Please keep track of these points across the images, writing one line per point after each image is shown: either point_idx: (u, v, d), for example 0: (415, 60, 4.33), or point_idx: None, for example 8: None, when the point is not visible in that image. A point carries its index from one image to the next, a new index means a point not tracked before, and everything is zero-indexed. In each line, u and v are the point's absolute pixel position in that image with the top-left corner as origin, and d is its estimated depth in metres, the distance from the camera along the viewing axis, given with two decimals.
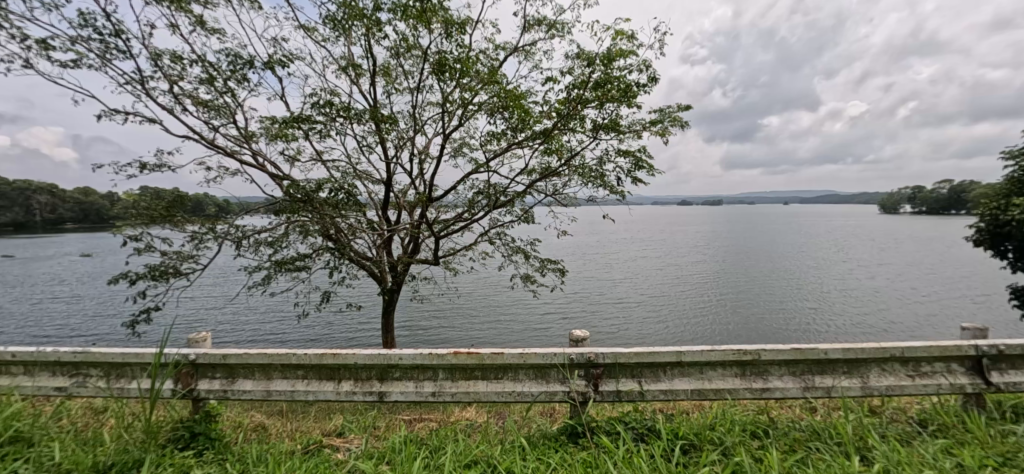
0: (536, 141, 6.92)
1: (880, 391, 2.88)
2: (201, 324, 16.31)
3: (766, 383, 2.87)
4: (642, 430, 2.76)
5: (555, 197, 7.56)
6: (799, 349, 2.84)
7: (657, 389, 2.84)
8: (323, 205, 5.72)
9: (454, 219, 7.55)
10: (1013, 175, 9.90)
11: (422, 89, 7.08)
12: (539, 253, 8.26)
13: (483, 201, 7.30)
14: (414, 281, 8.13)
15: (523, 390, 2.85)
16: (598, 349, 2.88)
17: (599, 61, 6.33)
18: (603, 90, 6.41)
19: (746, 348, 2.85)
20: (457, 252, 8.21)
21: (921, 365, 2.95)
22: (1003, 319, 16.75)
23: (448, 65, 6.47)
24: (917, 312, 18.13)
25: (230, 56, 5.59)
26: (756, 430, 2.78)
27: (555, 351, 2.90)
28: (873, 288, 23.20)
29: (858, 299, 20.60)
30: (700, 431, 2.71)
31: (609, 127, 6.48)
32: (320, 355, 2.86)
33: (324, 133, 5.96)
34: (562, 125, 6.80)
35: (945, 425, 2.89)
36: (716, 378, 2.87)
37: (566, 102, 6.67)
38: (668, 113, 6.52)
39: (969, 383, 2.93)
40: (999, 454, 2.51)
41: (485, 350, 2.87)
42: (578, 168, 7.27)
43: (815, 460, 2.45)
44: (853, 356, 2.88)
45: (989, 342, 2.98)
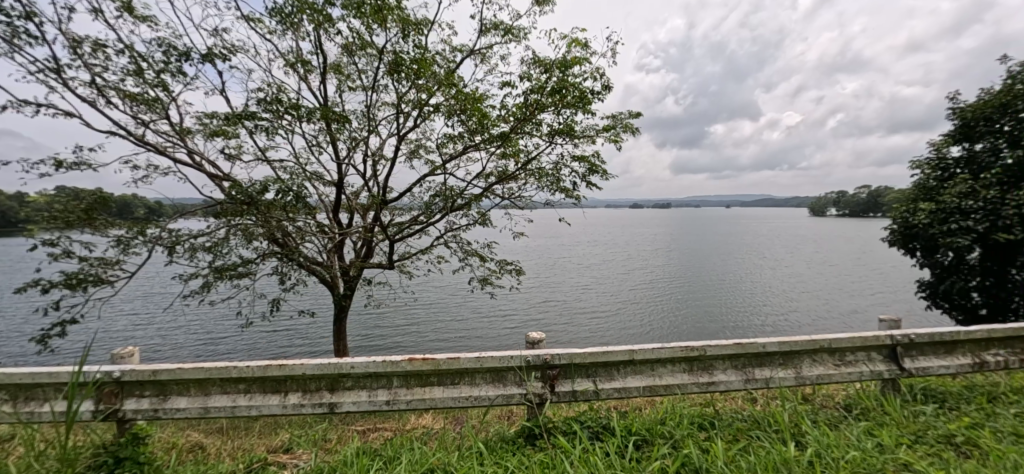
0: (493, 145, 6.99)
1: (811, 380, 3.11)
2: (132, 338, 15.02)
3: (712, 377, 3.02)
4: (597, 429, 2.81)
5: (512, 199, 7.64)
6: (740, 344, 3.02)
7: (611, 387, 2.92)
8: (269, 207, 5.47)
9: (410, 222, 7.44)
10: (919, 182, 11.10)
11: (377, 88, 6.92)
12: (496, 256, 8.26)
13: (440, 203, 7.27)
14: (368, 286, 7.92)
15: (480, 394, 2.83)
16: (554, 350, 2.90)
17: (556, 68, 6.50)
18: (559, 95, 6.56)
19: (693, 344, 2.99)
20: (413, 255, 8.04)
21: (846, 354, 3.23)
22: (913, 310, 18.67)
23: (404, 65, 6.39)
24: (843, 306, 19.82)
25: (163, 46, 5.19)
26: (703, 422, 2.91)
27: (512, 354, 2.89)
28: (806, 286, 25.10)
29: (793, 295, 22.21)
30: (652, 426, 2.80)
31: (564, 131, 6.66)
32: (264, 367, 2.70)
33: (269, 132, 5.68)
34: (519, 128, 6.91)
35: (866, 408, 3.15)
36: (666, 375, 2.99)
37: (523, 106, 6.79)
38: (621, 120, 6.81)
39: (885, 370, 3.23)
40: (911, 433, 2.78)
41: (441, 354, 2.82)
42: (535, 171, 7.38)
43: (756, 448, 2.58)
44: (788, 348, 3.10)
45: (903, 331, 3.31)
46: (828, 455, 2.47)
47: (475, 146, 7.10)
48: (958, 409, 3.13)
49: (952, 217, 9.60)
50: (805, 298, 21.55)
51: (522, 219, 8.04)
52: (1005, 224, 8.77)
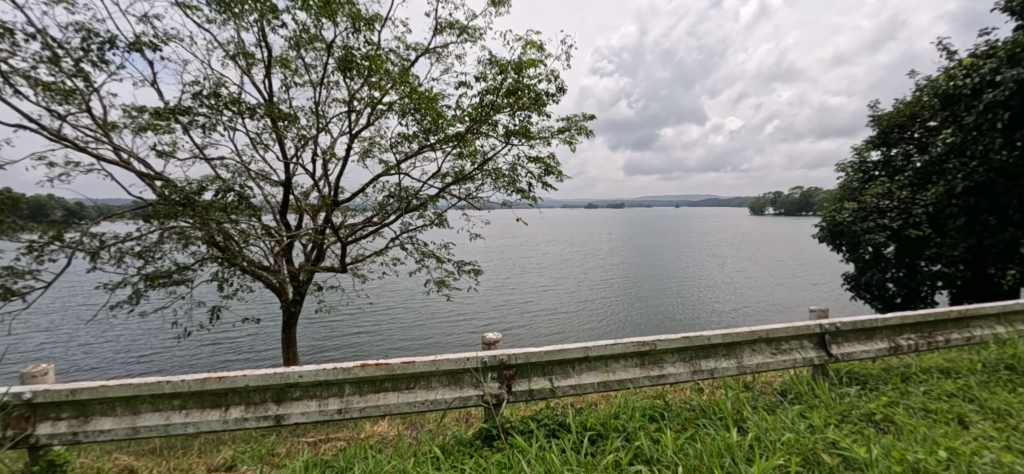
0: (449, 145, 6.93)
1: (751, 368, 3.31)
2: (47, 355, 13.58)
3: (661, 370, 3.15)
4: (553, 426, 2.84)
5: (468, 200, 7.61)
6: (687, 337, 3.17)
7: (566, 385, 2.96)
8: (207, 208, 5.15)
9: (363, 224, 7.23)
10: (844, 183, 12.12)
11: (326, 84, 6.67)
12: (453, 257, 8.20)
13: (395, 204, 7.12)
14: (319, 291, 7.62)
15: (436, 398, 2.79)
16: (509, 351, 2.91)
17: (511, 69, 6.54)
18: (515, 97, 6.60)
19: (644, 340, 3.11)
20: (367, 257, 7.82)
21: (781, 343, 3.47)
22: (840, 301, 20.34)
23: (355, 62, 6.21)
24: (780, 298, 21.27)
25: (81, 31, 4.73)
26: (654, 414, 3.02)
27: (468, 356, 2.87)
28: (748, 280, 26.71)
29: (736, 290, 23.57)
30: (606, 420, 2.87)
31: (520, 132, 6.71)
32: (201, 380, 2.53)
33: (207, 128, 5.33)
34: (475, 129, 6.88)
35: (799, 392, 3.40)
36: (619, 370, 3.09)
37: (479, 106, 6.79)
38: (575, 122, 6.96)
39: (816, 356, 3.50)
40: (838, 413, 3.03)
41: (395, 359, 2.75)
42: (491, 172, 7.39)
43: (702, 435, 2.71)
44: (731, 340, 3.29)
45: (829, 320, 3.60)
46: (766, 438, 2.63)
47: (430, 145, 7.02)
48: (876, 389, 3.44)
49: (871, 216, 10.56)
50: (747, 292, 22.94)
51: (478, 220, 8.01)
52: (915, 222, 9.75)
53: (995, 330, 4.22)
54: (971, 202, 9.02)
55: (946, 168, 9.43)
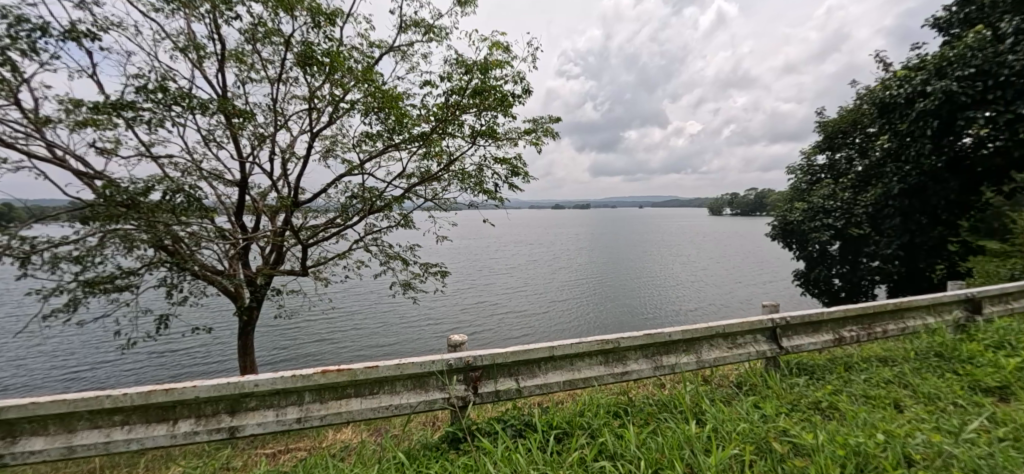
0: (414, 145, 6.85)
1: (709, 362, 3.45)
2: None
3: (625, 367, 3.23)
4: (520, 426, 2.86)
5: (434, 201, 7.54)
6: (649, 335, 3.26)
7: (532, 384, 2.98)
8: (154, 210, 4.87)
9: (325, 225, 7.04)
10: (794, 185, 12.82)
11: (285, 80, 6.44)
12: (419, 258, 8.10)
13: (358, 205, 6.97)
14: (278, 296, 7.33)
15: (401, 402, 2.74)
16: (475, 352, 2.89)
17: (477, 69, 6.53)
18: (481, 97, 6.59)
19: (607, 337, 3.17)
20: (329, 260, 7.60)
21: (736, 338, 3.63)
22: (792, 296, 21.47)
23: (316, 58, 6.03)
24: (738, 295, 22.24)
25: (9, 17, 4.36)
26: (618, 410, 3.09)
27: (433, 359, 2.84)
28: (708, 278, 27.76)
29: (697, 287, 24.47)
30: (572, 419, 2.91)
31: (487, 134, 6.71)
32: (146, 393, 2.38)
33: (153, 124, 5.02)
34: (441, 129, 6.82)
35: (753, 384, 3.56)
36: (584, 368, 3.14)
37: (445, 106, 6.75)
38: (541, 124, 7.02)
39: (768, 349, 3.68)
40: (789, 403, 3.20)
41: (357, 364, 2.68)
42: (458, 173, 7.36)
43: (663, 429, 2.80)
44: (690, 336, 3.41)
45: (780, 314, 3.79)
46: (723, 429, 2.74)
47: (395, 145, 6.91)
48: (823, 379, 3.66)
49: (818, 215, 11.23)
50: (707, 289, 23.86)
51: (445, 222, 7.93)
52: (857, 221, 10.43)
53: (925, 321, 4.57)
54: (905, 203, 9.75)
55: (884, 170, 10.13)
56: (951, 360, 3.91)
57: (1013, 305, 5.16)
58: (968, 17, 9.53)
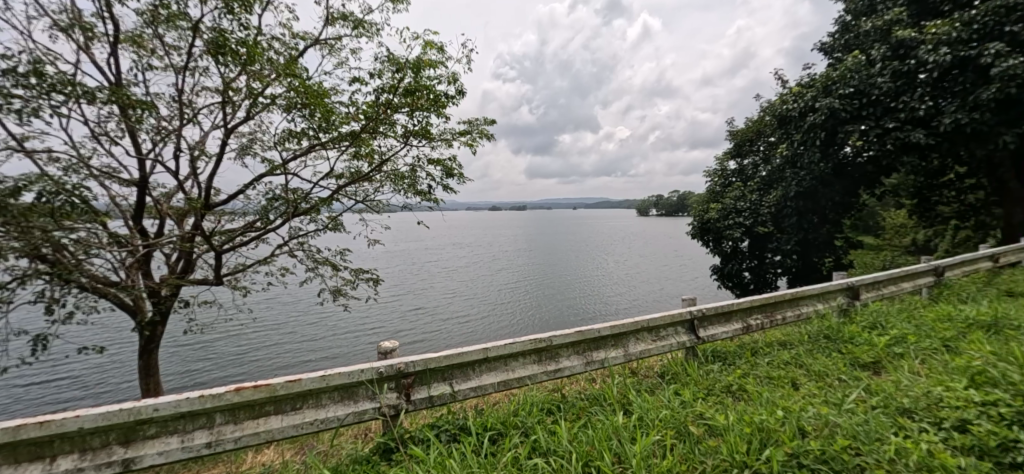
0: (343, 144, 6.56)
1: (635, 355, 3.64)
2: None
3: (558, 364, 3.32)
4: (454, 431, 2.83)
5: (366, 203, 7.26)
6: (580, 331, 3.38)
7: (467, 387, 2.96)
8: (28, 213, 4.21)
9: (243, 230, 6.51)
10: (710, 187, 13.93)
11: (193, 69, 5.86)
12: (350, 263, 7.75)
13: (281, 207, 6.53)
14: (188, 308, 6.65)
15: (327, 416, 2.60)
16: (407, 358, 2.82)
17: (409, 68, 6.39)
18: (413, 97, 6.45)
19: (540, 337, 3.24)
20: (249, 267, 7.04)
21: (659, 331, 3.87)
22: (709, 290, 23.32)
23: (229, 47, 5.56)
24: (663, 290, 23.74)
25: None
26: (551, 407, 3.16)
27: (362, 368, 2.72)
28: (636, 275, 29.35)
29: (627, 284, 25.77)
30: (506, 419, 2.93)
31: (420, 134, 6.58)
32: (16, 428, 2.05)
33: (26, 113, 4.33)
34: (372, 128, 6.59)
35: (675, 373, 3.81)
36: (518, 368, 3.18)
37: (375, 104, 6.52)
38: (476, 126, 7.03)
39: (687, 339, 3.97)
40: (705, 388, 3.46)
41: (277, 378, 2.50)
42: (391, 174, 7.13)
43: (594, 421, 2.91)
44: (618, 331, 3.58)
45: (697, 307, 4.10)
46: (647, 417, 2.91)
47: (322, 144, 6.57)
48: (734, 365, 4.01)
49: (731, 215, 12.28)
50: (636, 286, 25.21)
51: (377, 225, 7.65)
52: (762, 220, 11.57)
53: (816, 308, 5.17)
54: (801, 203, 10.98)
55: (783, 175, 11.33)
56: (837, 341, 4.47)
57: (883, 291, 6.01)
58: (846, 43, 10.97)
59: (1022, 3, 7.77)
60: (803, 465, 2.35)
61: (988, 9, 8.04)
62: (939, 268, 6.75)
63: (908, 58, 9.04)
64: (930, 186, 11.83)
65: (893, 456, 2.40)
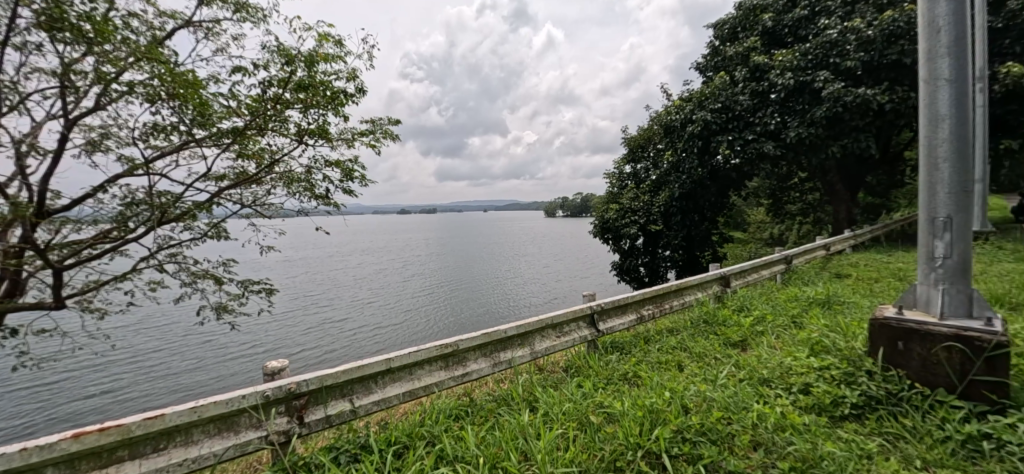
0: (224, 140, 5.87)
1: (541, 352, 3.75)
2: None
3: (465, 368, 3.29)
4: (355, 450, 2.65)
5: (254, 206, 6.56)
6: (486, 333, 3.40)
7: (368, 402, 2.80)
8: None
9: (95, 240, 5.51)
10: (609, 189, 14.94)
11: (19, 45, 4.81)
12: (237, 275, 6.97)
13: (146, 213, 5.65)
14: (17, 339, 5.44)
15: (202, 452, 2.27)
16: (299, 378, 2.58)
17: (302, 62, 5.91)
18: (307, 93, 5.97)
19: (447, 342, 3.19)
20: (104, 284, 5.98)
21: (563, 327, 4.03)
22: (612, 285, 25.03)
23: (70, 23, 4.65)
24: (571, 288, 24.96)
25: None
26: (459, 413, 3.12)
27: (244, 393, 2.43)
28: (546, 274, 30.48)
29: (537, 283, 26.63)
30: (412, 430, 2.82)
31: (316, 133, 6.11)
32: None
33: None
34: (259, 125, 5.98)
35: (578, 366, 4.01)
36: (425, 375, 3.09)
37: (263, 99, 5.92)
38: (379, 126, 6.74)
39: (589, 333, 4.20)
40: (605, 378, 3.69)
41: (134, 416, 2.13)
42: (283, 175, 6.53)
43: (502, 422, 2.93)
44: (524, 330, 3.66)
45: (596, 302, 4.35)
46: (553, 411, 3.01)
47: (198, 141, 5.80)
48: (630, 353, 4.33)
49: (628, 214, 13.30)
50: (545, 285, 26.16)
51: (270, 231, 6.95)
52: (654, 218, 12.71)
53: (698, 296, 5.81)
54: (685, 203, 12.27)
55: (669, 178, 12.58)
56: (714, 324, 5.05)
57: (748, 278, 6.96)
58: (716, 64, 12.52)
59: (841, 40, 9.52)
60: (687, 438, 2.60)
61: (818, 42, 9.76)
62: (788, 257, 7.97)
63: (763, 79, 10.59)
64: (782, 188, 14.00)
65: (756, 421, 2.76)
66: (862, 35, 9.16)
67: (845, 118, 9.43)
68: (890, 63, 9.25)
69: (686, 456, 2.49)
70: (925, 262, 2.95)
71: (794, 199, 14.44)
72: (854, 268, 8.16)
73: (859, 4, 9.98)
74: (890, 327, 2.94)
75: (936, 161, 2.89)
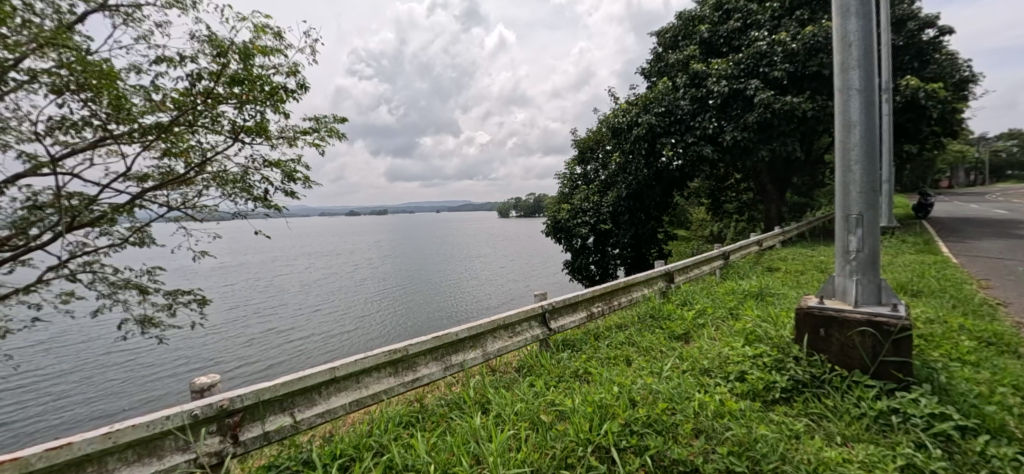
0: (148, 137, 5.39)
1: (493, 353, 3.74)
2: None
3: (416, 373, 3.22)
4: (297, 467, 2.51)
5: (184, 208, 6.08)
6: (437, 337, 3.34)
7: (312, 414, 2.66)
8: None
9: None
10: (561, 190, 15.21)
11: None
12: (164, 284, 6.46)
13: (55, 218, 5.09)
14: None
15: None
16: (233, 393, 2.41)
17: (236, 55, 5.54)
18: (242, 87, 5.61)
19: (396, 347, 3.10)
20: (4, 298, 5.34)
21: (515, 327, 4.05)
22: (565, 283, 25.51)
23: None
24: (525, 287, 25.19)
25: None
26: (409, 420, 3.04)
27: (169, 413, 2.23)
28: (501, 274, 30.55)
29: (492, 284, 26.63)
30: (359, 442, 2.71)
31: (254, 130, 5.76)
32: None
33: None
34: (188, 121, 5.55)
35: (530, 366, 4.03)
36: (373, 383, 2.99)
37: (192, 93, 5.49)
38: (324, 124, 6.46)
39: (540, 332, 4.24)
40: (556, 376, 3.73)
41: (34, 447, 1.88)
42: (217, 175, 6.10)
43: (453, 426, 2.89)
44: (475, 332, 3.63)
45: (548, 301, 4.40)
46: (505, 413, 3.00)
47: (116, 138, 5.29)
48: (580, 350, 4.42)
49: (579, 214, 13.60)
50: (500, 285, 26.22)
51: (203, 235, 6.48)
52: (603, 218, 13.10)
53: (645, 291, 6.04)
54: (632, 203, 12.73)
55: (617, 179, 13.01)
56: (659, 318, 5.27)
57: (691, 273, 7.33)
58: (660, 69, 13.10)
59: (769, 51, 10.26)
60: (634, 430, 2.69)
61: (749, 53, 10.47)
62: (726, 252, 8.48)
63: (702, 86, 11.19)
64: (720, 188, 14.88)
65: (698, 410, 2.90)
66: (788, 48, 9.92)
67: (774, 124, 10.19)
68: (812, 74, 10.08)
69: (634, 448, 2.57)
70: (841, 256, 3.22)
71: (731, 198, 15.39)
72: (784, 262, 8.82)
73: (784, 18, 10.81)
74: (814, 316, 3.19)
75: (849, 163, 3.18)
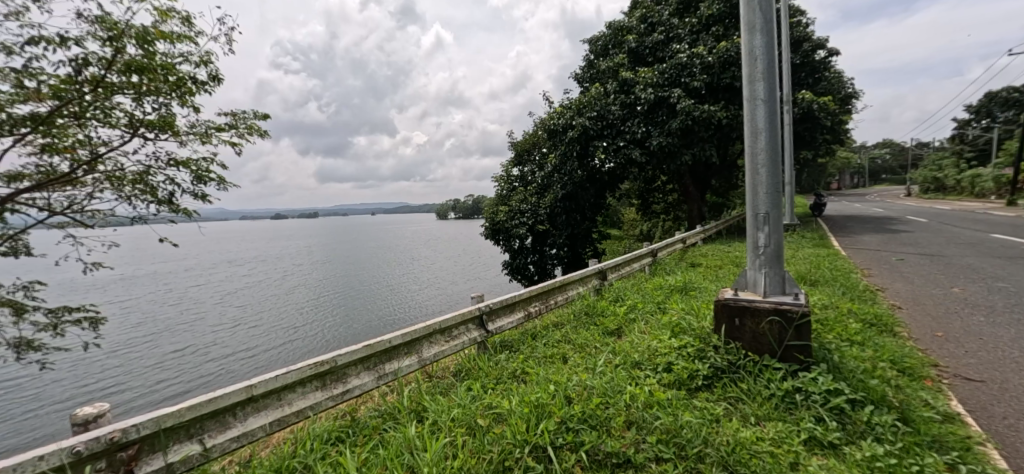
0: (20, 130, 4.65)
1: (430, 359, 3.64)
2: None
3: (345, 385, 3.04)
4: None
5: (69, 213, 5.31)
6: (368, 345, 3.19)
7: (225, 439, 2.42)
8: None
9: None
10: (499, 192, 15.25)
11: None
12: (48, 300, 5.65)
13: None
14: None
15: None
16: (127, 423, 2.12)
17: (134, 40, 4.94)
18: (141, 77, 5.01)
19: (322, 359, 2.91)
20: None
21: (452, 331, 3.97)
22: (505, 284, 25.68)
23: None
24: (465, 289, 25.01)
25: None
26: (338, 435, 2.87)
27: (43, 452, 1.90)
28: (440, 277, 30.11)
29: (431, 287, 26.14)
30: (280, 464, 2.50)
31: (157, 125, 5.17)
32: None
33: None
34: (73, 112, 4.86)
35: (468, 369, 3.98)
36: (297, 400, 2.78)
37: (78, 81, 4.82)
38: (241, 121, 5.96)
39: (478, 334, 4.20)
40: (494, 378, 3.71)
41: None
42: (111, 175, 5.39)
43: (386, 438, 2.77)
44: (410, 338, 3.52)
45: (485, 302, 4.37)
46: (441, 420, 2.93)
47: None
48: (518, 351, 4.44)
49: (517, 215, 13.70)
50: (440, 288, 25.82)
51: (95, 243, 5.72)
52: (540, 219, 13.33)
53: (580, 290, 6.21)
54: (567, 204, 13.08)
55: (553, 180, 13.31)
56: (593, 315, 5.45)
57: (623, 271, 7.66)
58: (591, 75, 13.59)
59: (689, 63, 11.01)
60: (570, 428, 2.73)
61: (671, 64, 11.18)
62: (653, 250, 8.96)
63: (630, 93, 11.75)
64: (648, 190, 15.75)
65: (629, 402, 3.01)
66: (705, 61, 10.72)
67: (694, 130, 10.98)
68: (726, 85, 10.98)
69: (570, 445, 2.61)
70: (752, 251, 3.51)
71: (658, 200, 16.34)
72: (704, 258, 9.51)
73: (702, 33, 11.65)
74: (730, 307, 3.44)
75: (757, 166, 3.47)
